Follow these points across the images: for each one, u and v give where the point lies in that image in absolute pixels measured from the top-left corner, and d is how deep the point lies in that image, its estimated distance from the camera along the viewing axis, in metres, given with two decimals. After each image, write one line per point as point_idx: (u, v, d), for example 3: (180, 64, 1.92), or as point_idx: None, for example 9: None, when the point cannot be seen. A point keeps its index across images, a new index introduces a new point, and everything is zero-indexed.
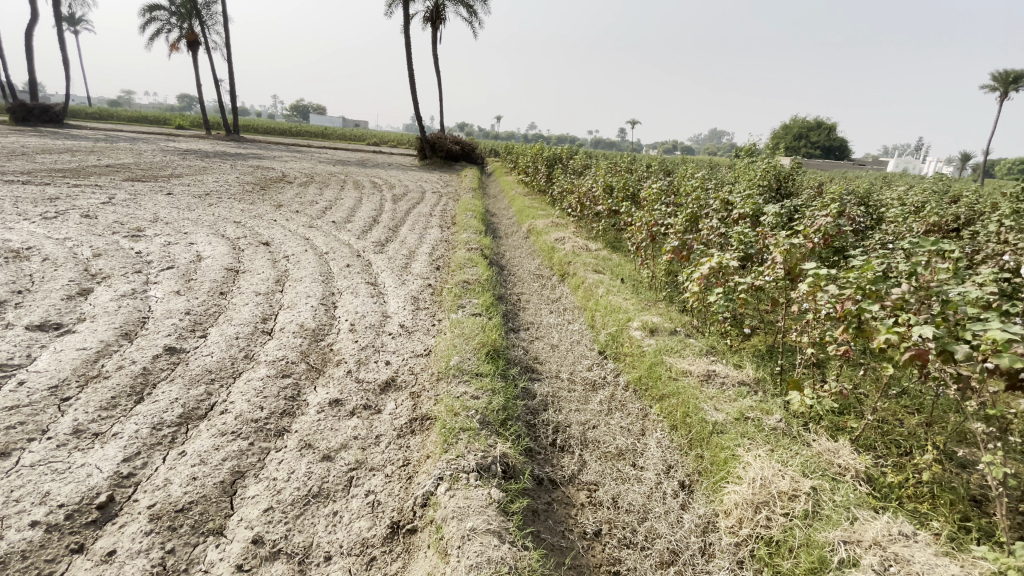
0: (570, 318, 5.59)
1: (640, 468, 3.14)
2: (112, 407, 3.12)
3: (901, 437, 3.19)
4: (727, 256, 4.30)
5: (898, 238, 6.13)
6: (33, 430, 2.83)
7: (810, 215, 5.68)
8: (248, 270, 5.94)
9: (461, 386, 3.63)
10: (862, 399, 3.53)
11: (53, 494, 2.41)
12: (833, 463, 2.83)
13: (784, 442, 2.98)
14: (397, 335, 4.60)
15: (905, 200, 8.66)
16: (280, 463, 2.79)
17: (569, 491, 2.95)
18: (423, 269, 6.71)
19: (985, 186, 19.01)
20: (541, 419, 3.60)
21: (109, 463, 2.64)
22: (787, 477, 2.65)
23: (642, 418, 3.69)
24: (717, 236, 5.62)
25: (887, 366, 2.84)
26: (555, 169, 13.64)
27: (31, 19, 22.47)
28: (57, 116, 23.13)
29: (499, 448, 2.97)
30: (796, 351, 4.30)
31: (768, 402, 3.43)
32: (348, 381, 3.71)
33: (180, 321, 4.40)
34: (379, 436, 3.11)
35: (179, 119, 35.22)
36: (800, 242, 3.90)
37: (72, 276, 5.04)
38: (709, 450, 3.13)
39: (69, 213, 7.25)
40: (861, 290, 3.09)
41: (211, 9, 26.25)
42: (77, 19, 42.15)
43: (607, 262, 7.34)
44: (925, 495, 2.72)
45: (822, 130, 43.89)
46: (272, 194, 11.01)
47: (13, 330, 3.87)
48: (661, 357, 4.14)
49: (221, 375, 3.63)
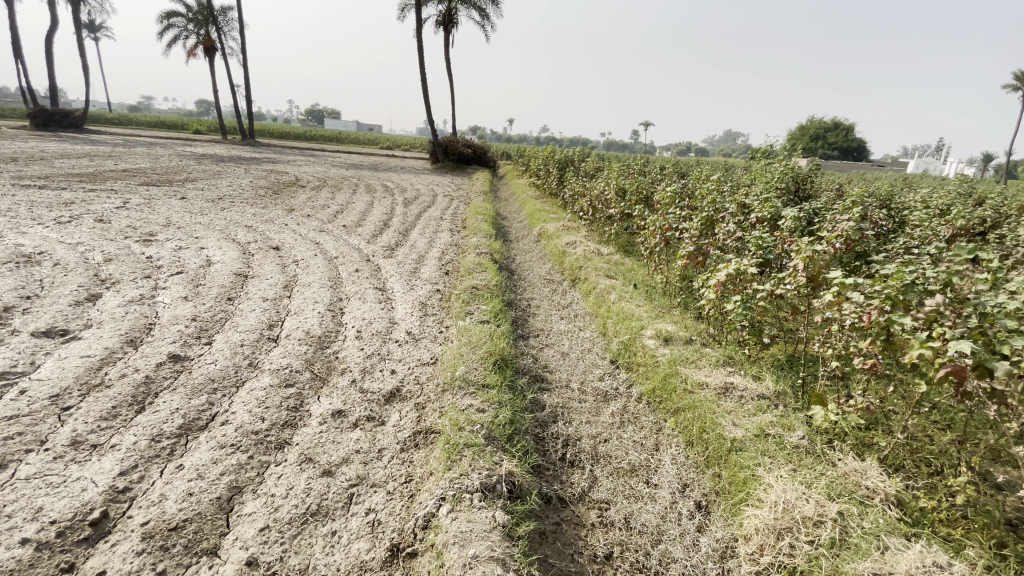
0: (581, 326, 5.45)
1: (653, 486, 3.00)
2: (112, 417, 3.06)
3: (931, 456, 3.00)
4: (745, 262, 4.13)
5: (924, 243, 5.89)
6: (31, 441, 2.78)
7: (831, 218, 5.47)
8: (257, 275, 5.91)
9: (467, 398, 3.51)
10: (890, 414, 3.34)
11: (46, 510, 2.33)
12: (860, 485, 2.66)
13: (807, 462, 2.82)
14: (403, 342, 4.51)
15: (929, 202, 8.37)
16: (279, 478, 2.70)
17: (579, 511, 2.81)
18: (432, 274, 6.62)
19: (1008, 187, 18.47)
20: (550, 432, 3.47)
21: (105, 477, 2.57)
22: (813, 501, 2.48)
23: (655, 432, 3.54)
24: (735, 240, 5.44)
25: (920, 383, 2.65)
26: (567, 172, 13.50)
27: (53, 27, 23.00)
28: (78, 122, 23.63)
29: (505, 466, 2.84)
30: (819, 362, 4.11)
31: (789, 418, 3.26)
32: (352, 392, 3.61)
33: (186, 328, 4.35)
34: (382, 449, 3.01)
35: (196, 124, 35.68)
36: (824, 248, 3.65)
37: (81, 282, 5.03)
38: (727, 469, 2.97)
39: (83, 218, 7.29)
40: (890, 299, 2.89)
41: (227, 15, 26.55)
42: (98, 27, 43.12)
43: (620, 267, 7.18)
44: (959, 520, 2.53)
45: (839, 131, 43.17)
46: (285, 197, 11.04)
47: (19, 336, 3.85)
48: (676, 368, 3.98)
49: (224, 384, 3.56)
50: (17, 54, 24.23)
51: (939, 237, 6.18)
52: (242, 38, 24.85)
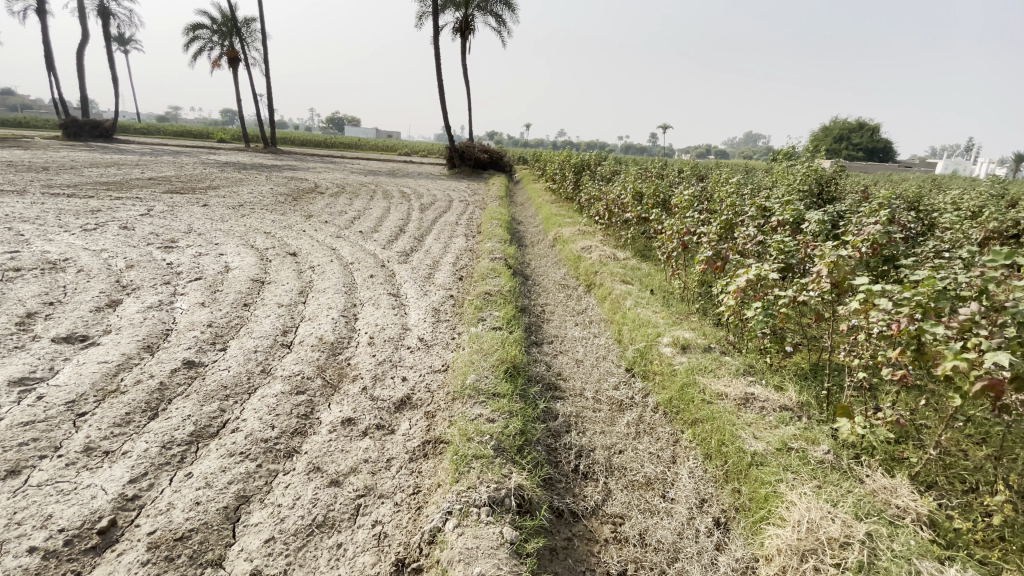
0: (596, 332, 5.35)
1: (670, 500, 2.89)
2: (125, 424, 3.07)
3: (966, 472, 2.83)
4: (766, 267, 3.99)
5: (956, 247, 5.65)
6: (46, 447, 2.80)
7: (856, 222, 5.28)
8: (273, 281, 5.95)
9: (477, 407, 3.45)
10: (921, 427, 3.16)
11: (55, 517, 2.33)
12: (890, 504, 2.50)
13: (832, 478, 2.68)
14: (415, 349, 4.47)
15: (960, 204, 8.06)
16: (286, 488, 2.66)
17: (592, 525, 2.72)
18: (446, 280, 6.59)
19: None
20: (563, 442, 3.39)
21: (115, 484, 2.57)
22: (838, 521, 2.33)
23: (672, 444, 3.42)
24: (755, 245, 5.29)
25: (955, 396, 2.49)
26: (583, 177, 13.43)
27: (84, 40, 23.83)
28: (108, 131, 24.40)
29: (515, 479, 2.76)
30: (844, 371, 3.95)
31: (813, 430, 3.12)
32: (362, 399, 3.57)
33: (201, 334, 4.38)
34: (391, 459, 2.97)
35: (219, 133, 36.45)
36: (850, 253, 3.49)
37: (103, 288, 5.12)
38: (748, 485, 2.84)
39: (108, 225, 7.46)
40: (921, 307, 2.75)
41: (249, 26, 27.19)
42: (126, 40, 44.50)
43: (636, 272, 7.05)
44: (997, 541, 2.36)
45: (864, 133, 42.26)
46: (304, 204, 11.18)
47: (40, 342, 3.91)
48: (694, 377, 3.85)
49: (236, 391, 3.55)
50: (49, 67, 25.09)
51: (971, 241, 5.93)
52: (264, 48, 25.33)
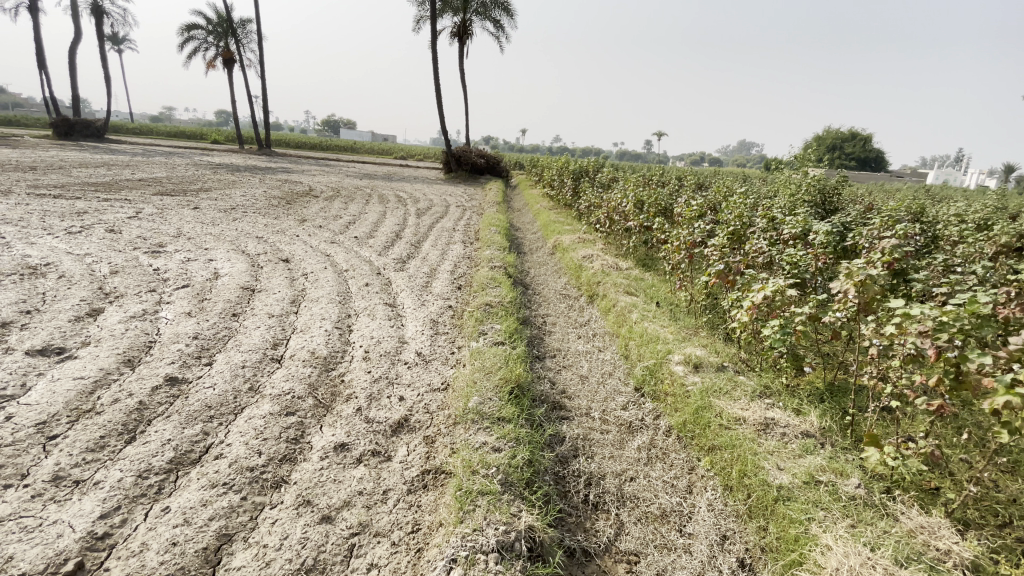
0: (600, 346, 5.15)
1: (688, 536, 2.69)
2: (100, 448, 2.82)
3: (1003, 506, 2.64)
4: (784, 282, 3.76)
5: (967, 262, 5.52)
6: (11, 475, 2.55)
7: (868, 233, 5.10)
8: (264, 289, 5.69)
9: (481, 434, 3.23)
10: (955, 459, 2.96)
11: (16, 560, 2.09)
12: (930, 546, 2.32)
13: (866, 516, 2.50)
14: (413, 365, 4.25)
15: (965, 217, 7.99)
16: (273, 525, 2.43)
17: (605, 565, 2.51)
18: (444, 288, 6.38)
19: (1020, 197, 18.23)
20: (571, 470, 3.18)
21: (84, 520, 2.33)
22: (880, 570, 2.13)
23: (687, 472, 3.22)
24: (765, 258, 5.09)
25: (1004, 431, 2.29)
26: (582, 183, 13.31)
27: (77, 39, 23.57)
28: (100, 131, 24.06)
29: (524, 519, 2.55)
30: (864, 394, 3.77)
31: (840, 461, 2.94)
32: (356, 422, 3.34)
33: (186, 347, 4.13)
34: (387, 491, 2.74)
35: (213, 132, 36.03)
36: (878, 271, 3.26)
37: (84, 295, 4.86)
38: (775, 523, 2.64)
39: (94, 228, 7.18)
40: (963, 333, 2.54)
41: (246, 27, 26.95)
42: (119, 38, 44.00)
43: (640, 283, 6.85)
44: None
45: (857, 142, 42.86)
46: (297, 207, 10.94)
47: (12, 355, 3.65)
48: (709, 400, 3.65)
49: (221, 412, 3.31)
50: (43, 66, 24.80)
51: (983, 255, 5.80)
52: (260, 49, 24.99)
